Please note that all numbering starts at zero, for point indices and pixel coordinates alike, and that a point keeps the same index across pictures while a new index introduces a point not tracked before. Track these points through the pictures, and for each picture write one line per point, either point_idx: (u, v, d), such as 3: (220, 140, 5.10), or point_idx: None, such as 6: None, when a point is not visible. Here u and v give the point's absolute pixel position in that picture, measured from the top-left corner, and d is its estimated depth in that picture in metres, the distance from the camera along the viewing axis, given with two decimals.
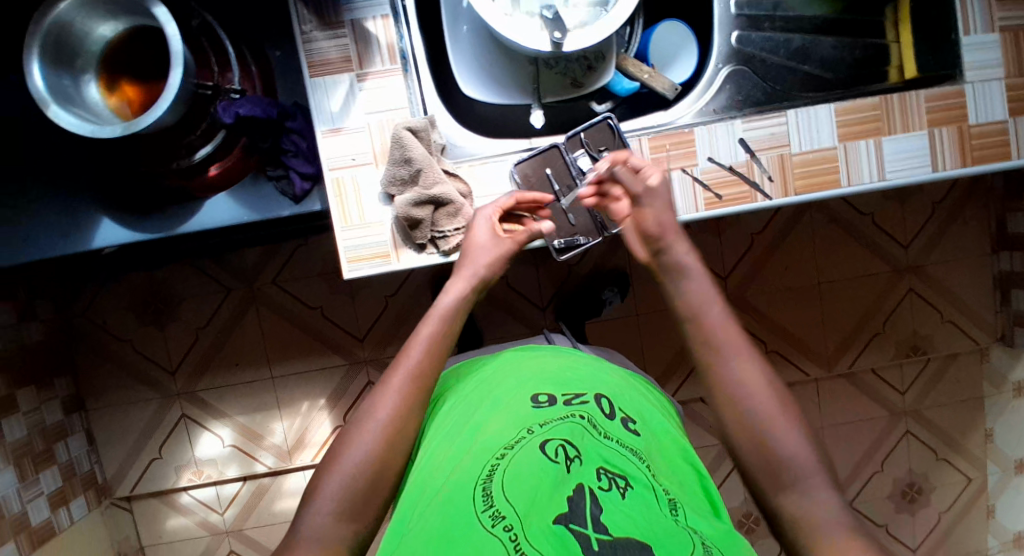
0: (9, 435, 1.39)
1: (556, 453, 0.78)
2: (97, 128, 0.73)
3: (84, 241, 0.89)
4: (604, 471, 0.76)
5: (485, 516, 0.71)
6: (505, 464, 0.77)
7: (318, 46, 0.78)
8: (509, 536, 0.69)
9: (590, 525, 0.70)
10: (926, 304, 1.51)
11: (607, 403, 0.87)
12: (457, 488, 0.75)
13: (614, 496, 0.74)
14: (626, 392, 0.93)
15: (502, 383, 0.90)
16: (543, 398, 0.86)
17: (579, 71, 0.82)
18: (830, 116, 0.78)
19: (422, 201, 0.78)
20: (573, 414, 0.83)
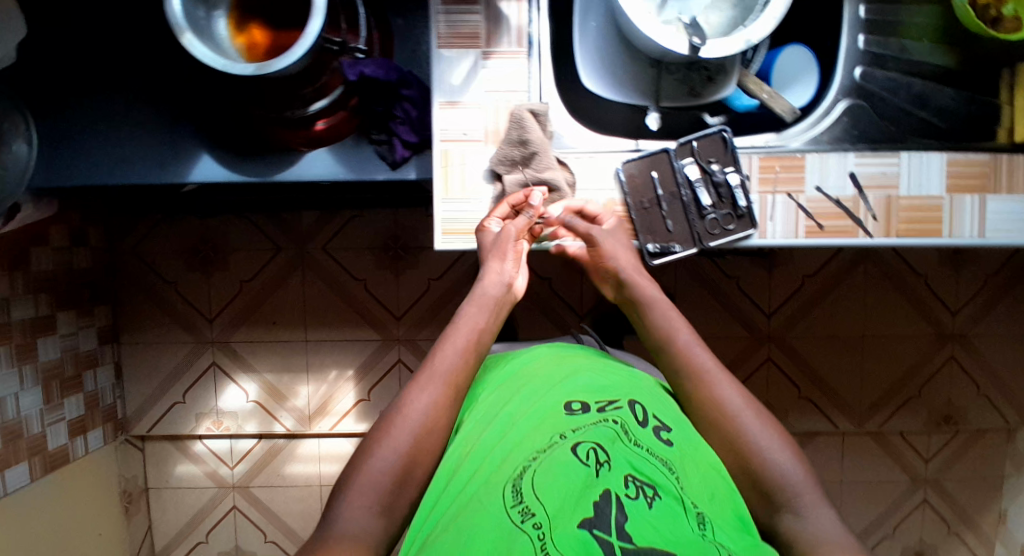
0: (43, 355, 1.39)
1: (587, 456, 0.77)
2: (229, 64, 0.75)
3: (183, 174, 0.92)
4: (633, 478, 0.75)
5: (515, 512, 0.72)
6: (535, 463, 0.77)
7: (451, 18, 0.80)
8: (537, 535, 0.70)
9: (614, 533, 0.70)
10: (964, 374, 1.48)
11: (640, 408, 0.84)
12: (486, 484, 0.76)
13: (642, 505, 0.73)
14: (659, 397, 0.89)
15: (534, 379, 0.89)
16: (576, 401, 0.84)
17: (699, 81, 0.81)
18: (941, 166, 0.79)
19: (531, 184, 0.80)
20: (606, 419, 0.82)
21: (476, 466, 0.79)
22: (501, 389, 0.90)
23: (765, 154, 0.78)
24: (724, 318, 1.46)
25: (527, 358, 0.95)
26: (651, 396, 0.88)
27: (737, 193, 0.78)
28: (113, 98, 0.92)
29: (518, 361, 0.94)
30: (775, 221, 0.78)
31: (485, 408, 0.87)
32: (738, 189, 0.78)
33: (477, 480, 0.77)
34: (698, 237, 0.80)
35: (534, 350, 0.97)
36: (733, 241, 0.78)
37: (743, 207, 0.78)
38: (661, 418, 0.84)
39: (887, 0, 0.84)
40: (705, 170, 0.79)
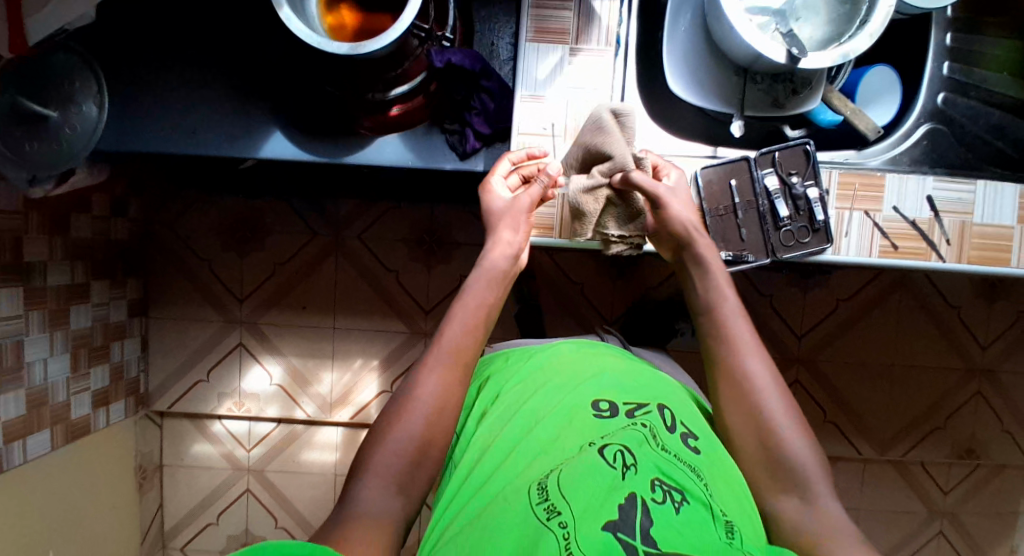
0: (74, 322, 1.38)
1: (615, 459, 0.75)
2: (325, 42, 0.77)
3: (255, 149, 0.94)
4: (661, 482, 0.73)
5: (541, 510, 0.71)
6: (562, 465, 0.75)
7: (541, 14, 0.81)
8: (562, 533, 0.68)
9: (638, 537, 0.68)
10: (990, 410, 1.48)
11: (669, 413, 0.83)
12: (510, 480, 0.75)
13: (669, 511, 0.70)
14: (686, 404, 0.87)
15: (560, 376, 0.88)
16: (604, 403, 0.83)
17: (783, 93, 0.81)
18: (1015, 196, 0.79)
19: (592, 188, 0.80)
20: (634, 423, 0.80)
21: (499, 461, 0.79)
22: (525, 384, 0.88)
23: (845, 170, 0.79)
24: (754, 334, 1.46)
25: (551, 352, 0.93)
26: (679, 403, 0.86)
27: (816, 206, 0.78)
28: (191, 70, 0.94)
29: (544, 356, 0.92)
30: (850, 236, 0.79)
31: (508, 402, 0.86)
32: (817, 203, 0.78)
33: (500, 474, 0.77)
34: (772, 249, 0.81)
35: (561, 346, 0.95)
36: (806, 254, 0.79)
37: (820, 221, 0.79)
38: (688, 426, 0.82)
39: (971, 29, 0.84)
40: (784, 181, 0.80)
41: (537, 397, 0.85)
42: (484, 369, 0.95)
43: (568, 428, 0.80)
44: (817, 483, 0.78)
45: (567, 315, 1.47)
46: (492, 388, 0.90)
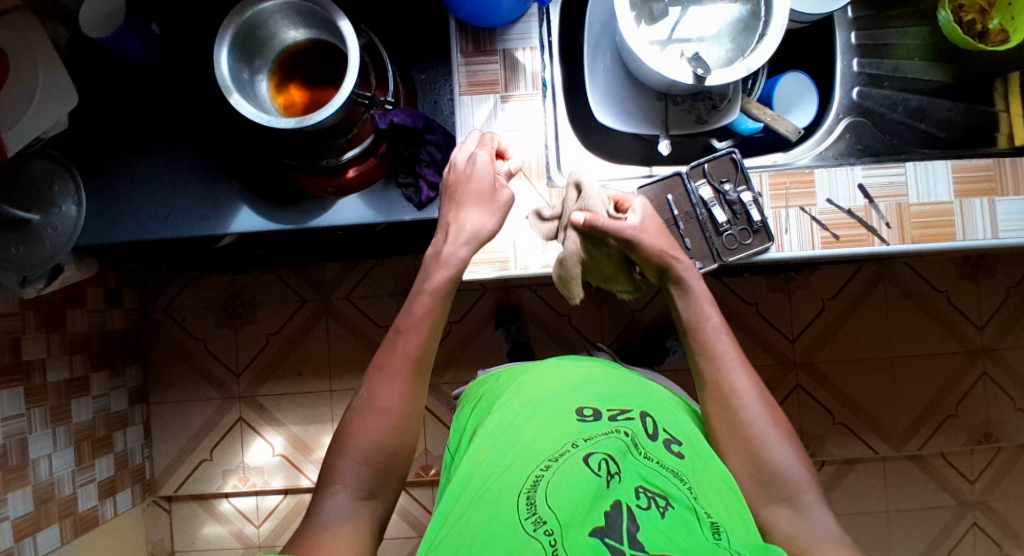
0: (76, 417, 1.41)
1: (598, 467, 0.71)
2: (273, 119, 0.80)
3: (222, 226, 0.97)
4: (645, 489, 0.69)
5: (526, 520, 0.66)
6: (547, 474, 0.71)
7: (472, 68, 0.86)
8: (548, 545, 0.64)
9: (626, 542, 0.64)
10: (1000, 391, 1.42)
11: (651, 422, 0.79)
12: (494, 492, 0.70)
13: (654, 515, 0.66)
14: (672, 411, 0.84)
15: (546, 388, 0.83)
16: (587, 409, 0.79)
17: (704, 110, 0.87)
18: (947, 173, 0.81)
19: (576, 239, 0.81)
20: (617, 430, 0.76)
21: (485, 481, 0.73)
22: (513, 397, 0.84)
23: (775, 172, 0.82)
24: (747, 345, 1.42)
25: (532, 370, 0.89)
26: (660, 409, 0.82)
27: (751, 209, 0.81)
28: (157, 159, 0.99)
29: (527, 375, 0.88)
30: (790, 233, 0.81)
31: (497, 415, 0.82)
32: (751, 206, 0.81)
33: (485, 485, 0.72)
34: (718, 254, 0.83)
35: (547, 361, 0.92)
36: (751, 255, 0.81)
37: (758, 222, 0.81)
38: (671, 431, 0.79)
39: (876, 26, 0.89)
40: (718, 190, 0.83)
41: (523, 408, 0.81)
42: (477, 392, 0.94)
43: (551, 437, 0.76)
44: (804, 489, 0.76)
45: (557, 349, 1.48)
46: (483, 409, 0.87)
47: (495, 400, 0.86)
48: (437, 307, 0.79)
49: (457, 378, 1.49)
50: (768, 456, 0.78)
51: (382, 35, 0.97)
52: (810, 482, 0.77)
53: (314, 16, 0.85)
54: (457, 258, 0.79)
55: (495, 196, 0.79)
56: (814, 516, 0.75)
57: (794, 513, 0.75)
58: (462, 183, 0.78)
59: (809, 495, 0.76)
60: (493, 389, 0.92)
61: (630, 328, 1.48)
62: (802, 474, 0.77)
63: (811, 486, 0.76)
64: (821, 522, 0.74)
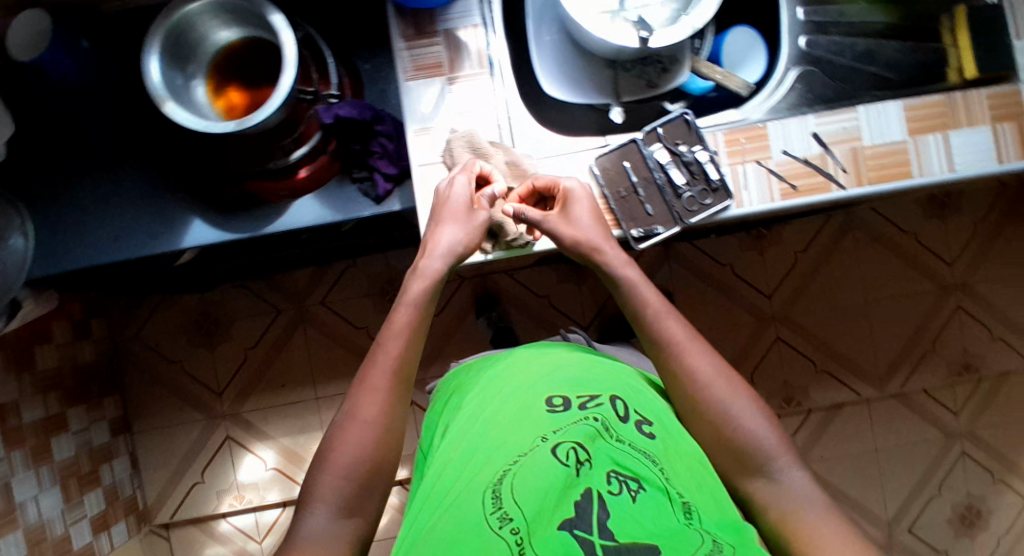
0: (57, 454, 1.36)
1: (566, 456, 0.71)
2: (211, 124, 0.77)
3: (177, 242, 0.94)
4: (616, 473, 0.69)
5: (494, 518, 0.66)
6: (516, 469, 0.71)
7: (415, 52, 0.84)
8: (514, 542, 0.64)
9: (596, 531, 0.64)
10: (975, 322, 1.43)
11: (621, 403, 0.78)
12: (464, 492, 0.70)
13: (625, 501, 0.67)
14: (643, 392, 0.83)
15: (513, 380, 0.83)
16: (557, 398, 0.79)
17: (654, 73, 0.87)
18: (899, 112, 0.81)
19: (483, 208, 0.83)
20: (587, 417, 0.75)
21: (454, 481, 0.72)
22: (480, 392, 0.83)
23: (729, 128, 0.82)
24: (725, 304, 1.42)
25: (504, 362, 0.88)
26: (630, 390, 0.82)
27: (708, 168, 0.81)
28: (102, 182, 0.95)
29: (496, 367, 0.87)
30: (749, 189, 0.81)
31: (467, 412, 0.81)
32: (708, 164, 0.81)
33: (454, 485, 0.72)
34: (679, 216, 0.83)
35: (517, 351, 0.91)
36: (711, 215, 0.81)
37: (716, 181, 0.81)
38: (641, 412, 0.79)
39: None
40: (674, 152, 0.83)
41: (492, 403, 0.80)
42: (451, 384, 0.93)
43: (520, 431, 0.75)
44: (777, 454, 0.76)
45: (539, 329, 1.48)
46: (454, 403, 0.86)
47: (465, 395, 0.86)
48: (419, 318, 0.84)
49: (442, 370, 1.48)
50: (739, 428, 0.78)
51: (320, 29, 0.95)
52: (783, 447, 0.77)
53: (242, 11, 0.81)
54: (433, 270, 0.84)
55: (479, 220, 0.82)
56: (789, 481, 0.75)
57: (768, 482, 0.76)
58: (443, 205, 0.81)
59: (780, 460, 0.76)
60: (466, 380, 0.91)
61: (610, 300, 1.48)
62: (773, 442, 0.77)
63: (782, 450, 0.77)
64: (798, 486, 0.74)
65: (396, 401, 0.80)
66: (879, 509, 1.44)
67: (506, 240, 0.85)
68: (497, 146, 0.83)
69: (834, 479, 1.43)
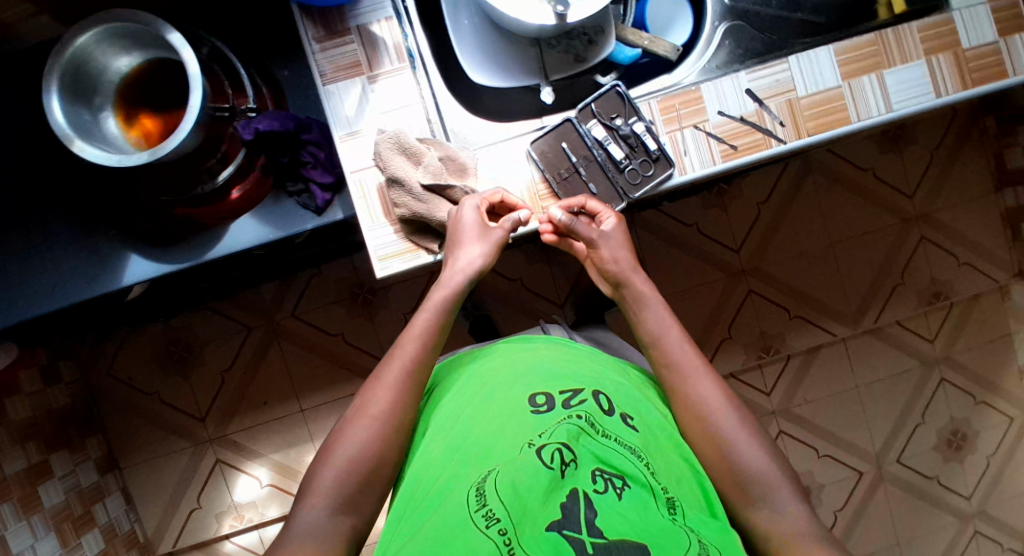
0: (47, 501, 1.34)
1: (551, 458, 0.67)
2: (123, 158, 0.76)
3: (117, 280, 0.91)
4: (601, 471, 0.67)
5: (479, 516, 0.63)
6: (499, 471, 0.67)
7: (330, 54, 0.81)
8: (502, 541, 0.61)
9: (584, 530, 0.62)
10: (940, 250, 1.44)
11: (605, 398, 0.75)
12: (445, 499, 0.66)
13: (610, 499, 0.64)
14: (628, 386, 0.80)
15: (495, 381, 0.80)
16: (539, 397, 0.76)
17: (581, 47, 0.85)
18: (831, 57, 0.80)
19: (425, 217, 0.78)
20: (571, 416, 0.72)
21: (435, 489, 0.69)
22: (462, 391, 0.81)
23: (662, 96, 0.81)
24: (694, 265, 1.42)
25: (484, 357, 0.85)
26: (615, 385, 0.79)
27: (646, 139, 0.80)
28: (30, 229, 0.91)
29: (475, 365, 0.85)
30: (690, 154, 0.80)
31: (447, 416, 0.78)
32: (646, 135, 0.80)
33: (437, 488, 0.69)
34: (623, 192, 0.83)
35: (498, 348, 0.87)
36: (654, 185, 0.80)
37: (656, 150, 0.80)
38: (626, 405, 0.76)
39: None
40: (610, 127, 0.82)
41: (473, 406, 0.77)
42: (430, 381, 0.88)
43: (504, 433, 0.72)
44: (776, 484, 0.72)
45: (520, 316, 1.44)
46: (434, 405, 0.82)
47: (446, 397, 0.82)
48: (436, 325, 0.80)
49: None
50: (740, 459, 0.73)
51: (231, 43, 0.91)
52: (782, 477, 0.72)
53: (138, 35, 0.79)
54: (456, 283, 0.80)
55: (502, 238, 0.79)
56: (788, 511, 0.70)
57: (769, 511, 0.71)
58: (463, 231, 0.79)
59: (779, 492, 0.71)
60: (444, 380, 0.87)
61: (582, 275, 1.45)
62: (773, 472, 0.72)
63: (783, 481, 0.72)
64: (796, 517, 0.70)
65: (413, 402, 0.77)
66: (867, 444, 1.46)
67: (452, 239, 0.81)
68: (427, 142, 0.80)
69: (820, 421, 1.45)
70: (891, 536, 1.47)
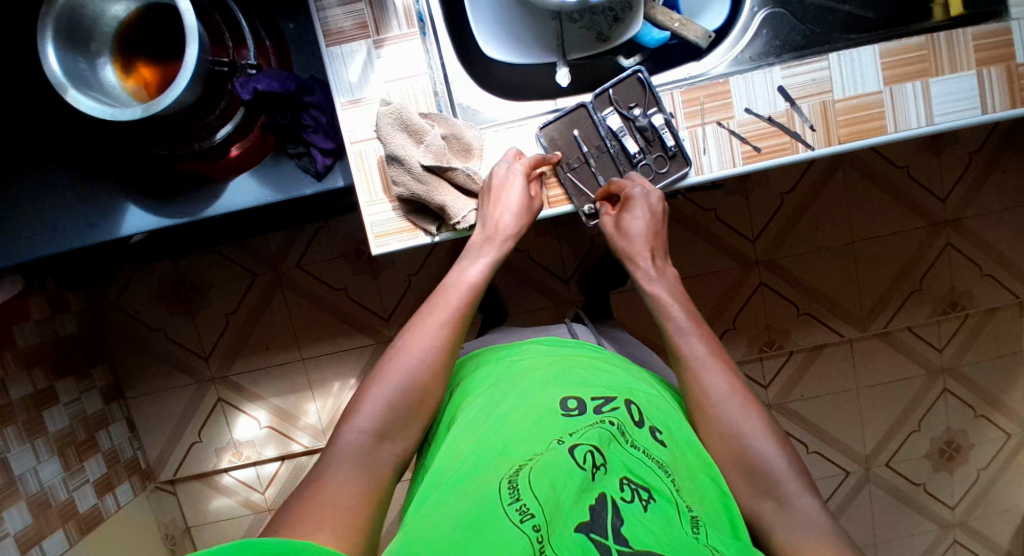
0: (51, 426, 1.37)
1: (583, 459, 0.64)
2: (118, 111, 0.73)
3: (115, 230, 0.90)
4: (628, 480, 0.63)
5: (512, 510, 0.59)
6: (529, 467, 0.64)
7: (336, 13, 0.76)
8: (534, 537, 0.57)
9: (610, 536, 0.58)
10: (965, 260, 1.38)
11: (636, 408, 0.73)
12: (470, 487, 0.63)
13: (637, 509, 0.60)
14: (659, 399, 0.78)
15: (527, 379, 0.77)
16: (571, 401, 0.72)
17: (605, 24, 0.85)
18: (875, 59, 0.74)
19: (422, 199, 0.76)
20: (603, 421, 0.69)
21: (459, 476, 0.65)
22: (490, 387, 0.78)
23: (687, 87, 0.76)
24: (708, 252, 1.38)
25: (515, 357, 0.83)
26: (645, 396, 0.76)
27: (663, 133, 0.77)
28: (31, 173, 0.90)
29: (505, 363, 0.82)
30: (709, 153, 0.76)
31: (475, 409, 0.75)
32: (663, 129, 0.77)
33: (463, 474, 0.65)
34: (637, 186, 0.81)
35: (528, 348, 0.85)
36: (670, 182, 0.78)
37: (672, 147, 0.77)
38: (655, 419, 0.73)
39: None
40: (627, 117, 0.79)
41: (504, 403, 0.74)
42: (455, 375, 0.86)
43: (533, 431, 0.69)
44: (785, 478, 0.69)
45: (521, 285, 1.41)
46: (458, 397, 0.80)
47: (472, 391, 0.79)
48: (479, 290, 0.80)
49: None
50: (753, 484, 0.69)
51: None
52: (804, 503, 0.68)
53: None
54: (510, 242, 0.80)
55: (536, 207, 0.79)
56: (799, 507, 0.67)
57: (778, 506, 0.68)
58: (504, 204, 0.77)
59: (793, 499, 0.68)
60: (469, 374, 0.85)
61: (592, 251, 1.40)
62: (791, 487, 0.68)
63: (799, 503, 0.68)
64: (807, 512, 0.67)
65: (439, 376, 0.74)
66: (858, 445, 1.45)
67: (451, 223, 0.79)
68: (431, 117, 0.77)
69: (815, 418, 1.44)
70: (869, 535, 1.48)
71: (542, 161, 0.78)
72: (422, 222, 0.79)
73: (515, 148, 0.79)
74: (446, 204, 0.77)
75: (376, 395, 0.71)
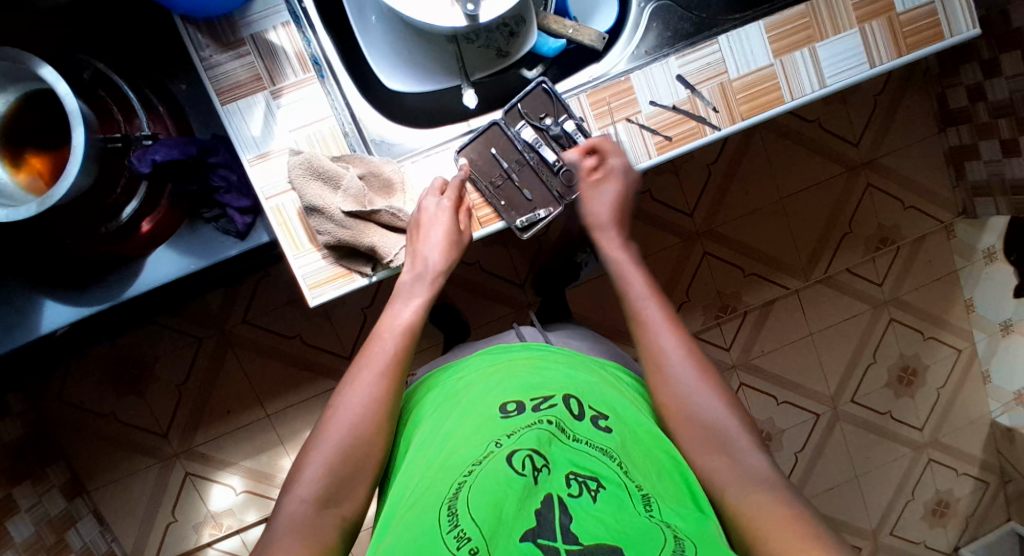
0: (18, 534, 1.22)
1: (523, 464, 0.63)
2: (11, 211, 0.69)
3: (34, 330, 0.86)
4: (575, 475, 0.63)
5: (451, 538, 0.58)
6: (470, 481, 0.63)
7: (227, 70, 0.75)
8: None
9: (558, 537, 0.58)
10: (887, 196, 1.45)
11: (576, 401, 0.73)
12: (415, 517, 0.62)
13: (585, 502, 0.60)
14: (598, 386, 0.78)
15: (467, 393, 0.76)
16: (510, 404, 0.72)
17: (502, 40, 0.88)
18: (761, 34, 0.77)
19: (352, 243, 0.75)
20: (541, 420, 0.69)
21: (406, 509, 0.64)
22: (436, 410, 0.77)
23: (591, 89, 0.78)
24: (647, 234, 1.41)
25: (459, 373, 0.83)
26: (586, 386, 0.76)
27: (577, 137, 0.79)
28: None
29: (450, 382, 0.82)
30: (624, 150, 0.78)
31: (421, 435, 0.74)
32: (577, 134, 0.80)
33: (410, 506, 0.64)
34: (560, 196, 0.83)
35: (470, 362, 0.85)
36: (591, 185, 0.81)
37: None
38: (598, 405, 0.73)
39: None
40: (540, 127, 0.82)
41: (447, 422, 0.73)
42: (407, 403, 0.85)
43: (470, 443, 0.68)
44: (741, 446, 0.70)
45: (475, 298, 1.41)
46: (407, 427, 0.79)
47: (419, 418, 0.79)
48: (421, 321, 0.78)
49: None
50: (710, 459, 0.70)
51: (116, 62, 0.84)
52: (763, 468, 0.69)
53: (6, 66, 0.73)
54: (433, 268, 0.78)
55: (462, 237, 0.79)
56: (751, 461, 0.69)
57: (720, 457, 0.70)
58: (429, 229, 0.77)
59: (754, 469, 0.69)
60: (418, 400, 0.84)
61: (539, 253, 1.41)
62: (751, 459, 0.69)
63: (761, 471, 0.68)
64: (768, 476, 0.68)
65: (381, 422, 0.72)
66: (823, 387, 1.51)
67: (384, 262, 0.78)
68: (344, 159, 0.77)
69: (779, 371, 1.49)
70: (849, 472, 1.54)
71: (460, 182, 0.79)
72: (356, 267, 0.78)
73: (440, 177, 0.80)
74: (375, 245, 0.76)
75: (319, 445, 0.69)
